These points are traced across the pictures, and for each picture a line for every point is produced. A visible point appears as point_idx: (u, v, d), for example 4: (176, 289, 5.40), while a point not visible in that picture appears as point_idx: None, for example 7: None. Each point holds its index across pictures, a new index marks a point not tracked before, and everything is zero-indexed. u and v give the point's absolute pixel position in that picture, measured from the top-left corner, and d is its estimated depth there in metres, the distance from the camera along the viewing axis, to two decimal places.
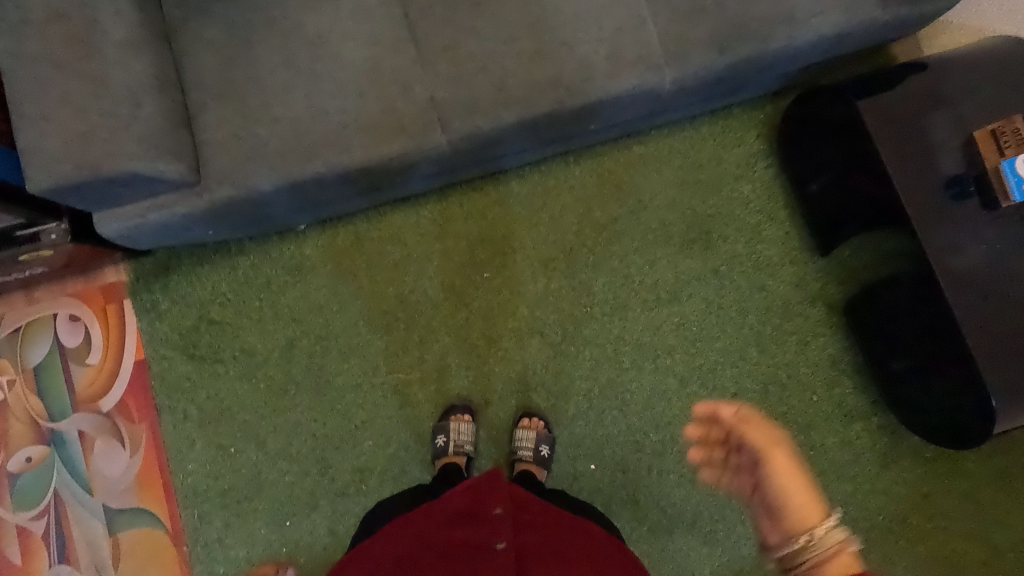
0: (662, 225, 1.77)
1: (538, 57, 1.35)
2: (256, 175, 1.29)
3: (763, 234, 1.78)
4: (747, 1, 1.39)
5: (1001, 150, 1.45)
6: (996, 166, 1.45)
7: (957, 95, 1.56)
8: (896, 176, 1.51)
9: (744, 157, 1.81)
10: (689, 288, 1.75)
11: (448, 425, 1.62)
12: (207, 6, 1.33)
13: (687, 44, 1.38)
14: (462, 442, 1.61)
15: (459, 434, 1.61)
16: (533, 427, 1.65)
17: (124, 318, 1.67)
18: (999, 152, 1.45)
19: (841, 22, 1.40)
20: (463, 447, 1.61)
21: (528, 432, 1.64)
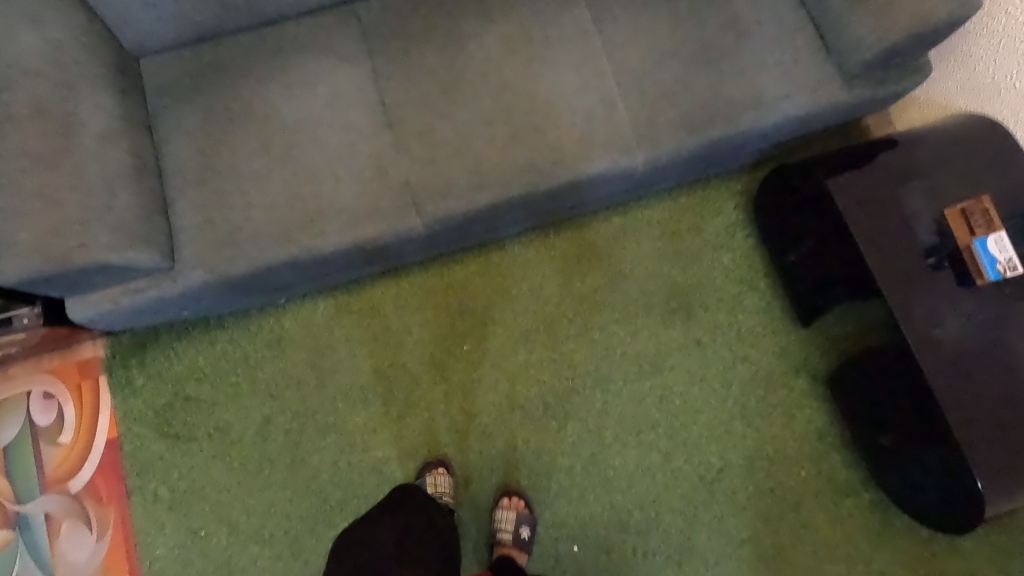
0: (644, 295, 1.77)
1: (511, 142, 1.38)
2: (230, 260, 1.30)
3: (745, 303, 1.77)
4: (714, 86, 1.43)
5: (972, 230, 1.48)
6: (968, 245, 1.47)
7: (926, 169, 1.59)
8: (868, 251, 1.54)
9: (723, 226, 1.82)
10: (672, 359, 1.73)
11: (425, 479, 1.59)
12: (188, 95, 1.37)
13: (657, 127, 1.41)
14: (440, 494, 1.58)
15: (436, 486, 1.58)
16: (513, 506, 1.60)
17: (98, 396, 1.65)
18: (970, 232, 1.48)
19: (807, 104, 1.44)
20: (441, 498, 1.58)
21: (507, 512, 1.59)
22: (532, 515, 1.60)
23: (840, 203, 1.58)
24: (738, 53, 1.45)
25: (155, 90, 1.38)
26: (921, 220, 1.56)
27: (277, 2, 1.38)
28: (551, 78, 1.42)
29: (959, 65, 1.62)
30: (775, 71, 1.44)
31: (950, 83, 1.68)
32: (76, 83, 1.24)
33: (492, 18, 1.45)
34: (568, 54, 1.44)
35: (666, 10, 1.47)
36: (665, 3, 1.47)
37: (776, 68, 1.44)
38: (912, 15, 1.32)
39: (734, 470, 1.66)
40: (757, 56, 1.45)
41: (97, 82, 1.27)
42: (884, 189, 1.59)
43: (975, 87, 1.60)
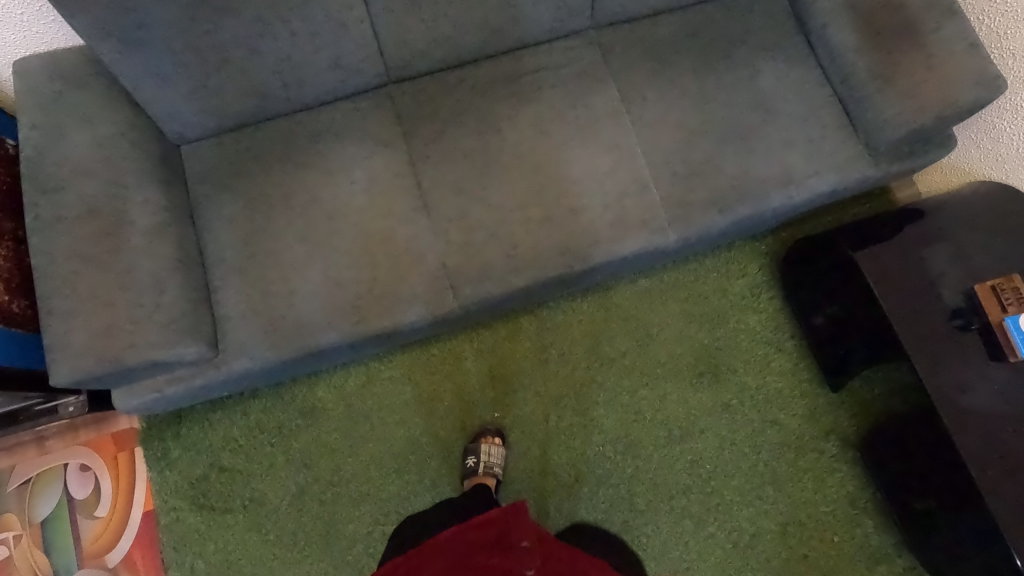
0: (672, 359, 1.79)
1: (545, 224, 1.41)
2: (273, 348, 1.32)
3: (772, 366, 1.78)
4: (744, 164, 1.45)
5: (1004, 307, 1.50)
6: (1000, 322, 1.49)
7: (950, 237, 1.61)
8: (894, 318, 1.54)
9: (748, 288, 1.84)
10: (702, 422, 1.74)
11: (479, 447, 1.66)
12: (230, 182, 1.40)
13: (689, 207, 1.44)
14: (492, 464, 1.64)
15: (489, 456, 1.65)
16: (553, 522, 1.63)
17: (133, 468, 1.67)
18: (1002, 308, 1.50)
19: (837, 181, 1.46)
20: (493, 469, 1.64)
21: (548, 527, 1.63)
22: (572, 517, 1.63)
23: (867, 274, 1.59)
24: (767, 130, 1.47)
25: (197, 178, 1.41)
26: (947, 288, 1.57)
27: (316, 90, 1.41)
28: (583, 159, 1.45)
29: (981, 134, 1.64)
30: (805, 148, 1.47)
31: (975, 151, 1.70)
32: (125, 180, 1.27)
33: (524, 99, 1.48)
34: (599, 134, 1.47)
35: (694, 88, 1.50)
36: (693, 82, 1.50)
37: (805, 145, 1.47)
38: (939, 99, 1.36)
39: (766, 536, 1.66)
40: (785, 133, 1.47)
41: (143, 176, 1.30)
42: (908, 257, 1.61)
43: (998, 157, 1.62)
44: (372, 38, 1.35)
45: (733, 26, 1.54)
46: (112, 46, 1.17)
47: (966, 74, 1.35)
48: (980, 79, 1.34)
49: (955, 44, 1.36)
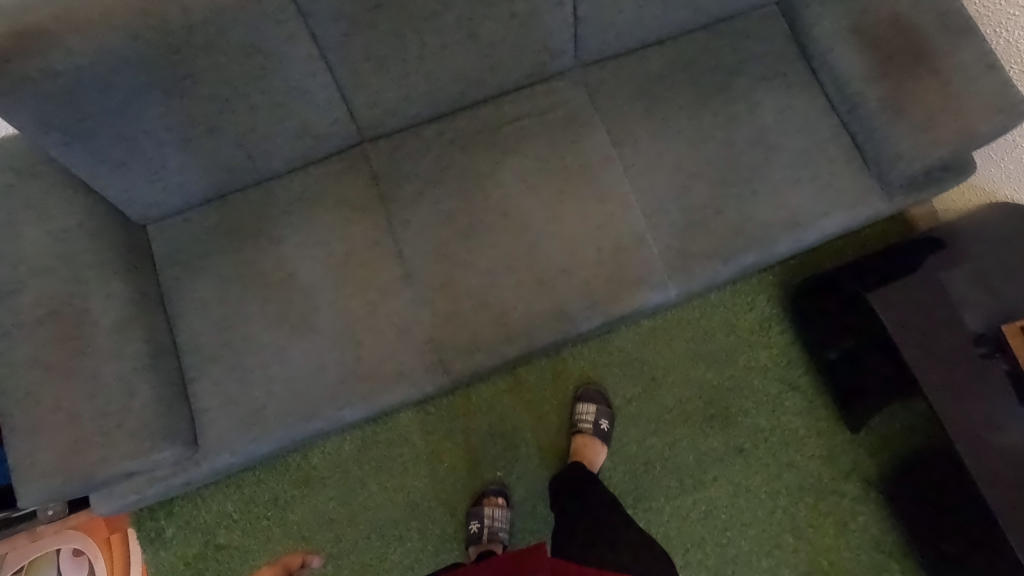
0: (680, 403, 1.70)
1: (537, 287, 1.31)
2: (255, 440, 1.24)
3: (786, 405, 1.70)
4: (746, 209, 1.35)
5: None
6: None
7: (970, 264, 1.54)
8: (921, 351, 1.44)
9: (757, 323, 1.74)
10: (715, 469, 1.66)
11: (482, 511, 1.59)
12: (199, 262, 1.32)
13: (689, 258, 1.34)
14: (496, 529, 1.57)
15: (493, 520, 1.58)
16: (585, 394, 1.68)
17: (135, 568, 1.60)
18: None
19: (847, 222, 1.36)
20: (498, 534, 1.57)
21: (581, 402, 1.67)
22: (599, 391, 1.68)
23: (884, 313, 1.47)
24: (770, 168, 1.37)
25: (165, 260, 1.33)
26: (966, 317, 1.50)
27: (284, 158, 1.32)
28: (574, 213, 1.35)
29: (1003, 153, 1.51)
30: (812, 187, 1.36)
31: (996, 169, 1.57)
32: (86, 275, 1.19)
33: (508, 150, 1.38)
34: (589, 184, 1.37)
35: (690, 127, 1.40)
36: (688, 120, 1.40)
37: (812, 183, 1.36)
38: (957, 130, 1.25)
39: None
40: (790, 170, 1.37)
41: (105, 268, 1.22)
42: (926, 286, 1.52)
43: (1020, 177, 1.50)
44: (339, 101, 1.26)
45: (727, 56, 1.43)
46: (57, 139, 1.08)
47: (985, 101, 1.23)
48: (1002, 105, 1.23)
49: (972, 68, 1.24)
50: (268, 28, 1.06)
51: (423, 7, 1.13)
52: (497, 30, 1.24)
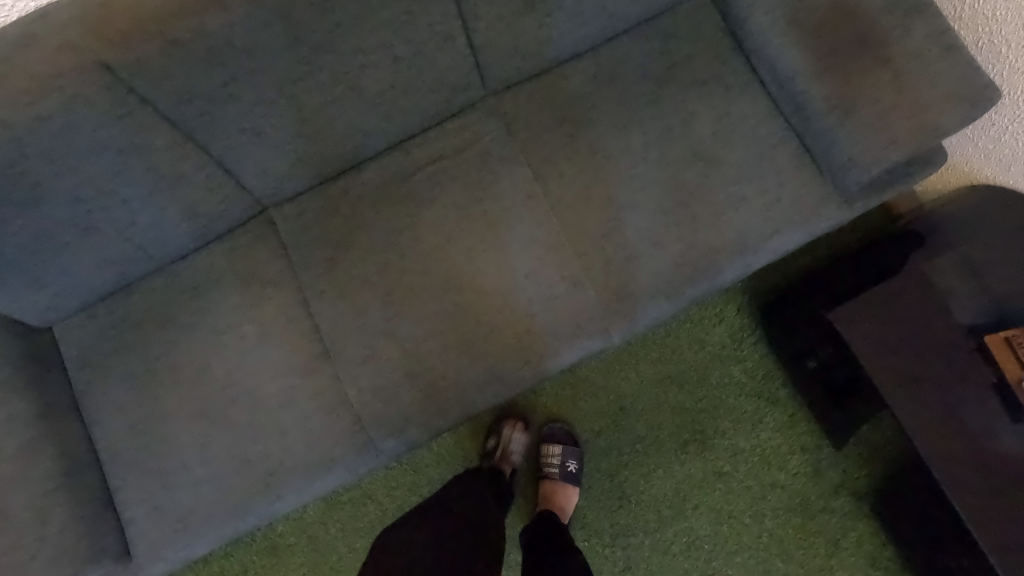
0: (652, 431, 1.61)
1: (466, 349, 1.21)
2: (187, 545, 1.19)
3: (765, 421, 1.59)
4: (687, 236, 1.22)
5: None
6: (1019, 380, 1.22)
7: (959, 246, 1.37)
8: (891, 351, 1.30)
9: (727, 336, 1.62)
10: (694, 497, 1.58)
11: None
12: (108, 362, 1.24)
13: (629, 298, 1.22)
14: None
15: None
16: (550, 433, 1.60)
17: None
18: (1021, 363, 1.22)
19: (802, 238, 1.22)
20: None
21: (546, 442, 1.59)
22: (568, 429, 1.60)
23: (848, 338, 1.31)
24: (711, 187, 1.23)
25: (73, 362, 1.25)
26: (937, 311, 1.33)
27: (180, 241, 1.22)
28: (499, 263, 1.24)
29: (980, 132, 1.35)
30: (761, 202, 1.22)
31: (974, 148, 1.41)
32: None
33: (421, 200, 1.26)
34: (512, 228, 1.25)
35: (619, 149, 1.26)
36: (616, 141, 1.26)
37: (759, 198, 1.22)
38: (916, 127, 1.09)
39: None
40: (734, 187, 1.23)
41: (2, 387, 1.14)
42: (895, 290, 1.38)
43: (1000, 158, 1.34)
44: (223, 177, 1.15)
45: (655, 61, 1.27)
46: None
47: (945, 89, 1.08)
48: (966, 94, 1.07)
49: (927, 52, 1.08)
50: (111, 124, 0.95)
51: (288, 70, 1.01)
52: (382, 77, 1.11)
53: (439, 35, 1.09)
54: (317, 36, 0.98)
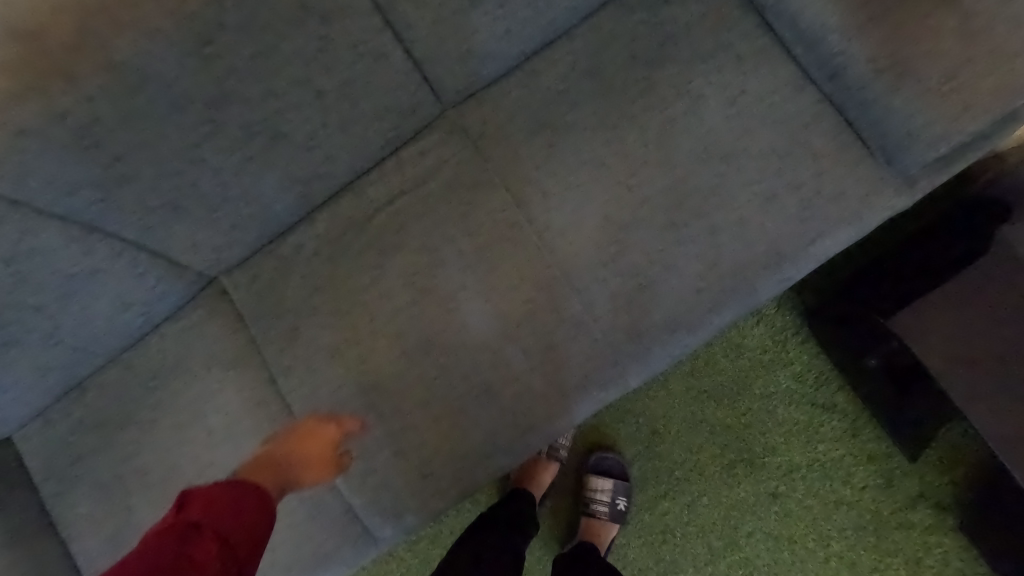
0: (692, 455, 1.42)
1: (459, 419, 1.04)
2: None
3: (823, 431, 1.39)
4: (708, 252, 1.00)
5: None
6: None
7: None
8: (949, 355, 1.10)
9: (768, 340, 1.40)
10: (747, 524, 1.40)
11: None
12: (74, 472, 1.12)
13: (645, 335, 1.02)
14: None
15: None
16: (599, 464, 1.43)
17: (222, 556, 0.76)
18: None
19: (851, 238, 0.99)
20: None
21: (593, 474, 1.42)
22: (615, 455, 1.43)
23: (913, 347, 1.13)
24: (732, 189, 1.00)
25: (39, 475, 1.14)
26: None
27: (123, 332, 1.07)
28: (486, 312, 1.04)
29: None
30: (797, 201, 0.98)
31: None
32: None
33: (386, 246, 1.07)
34: (496, 267, 1.05)
35: (613, 155, 1.03)
36: (609, 145, 1.03)
37: (793, 195, 0.98)
38: (993, 85, 0.84)
39: None
40: (760, 185, 0.99)
41: None
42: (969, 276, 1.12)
43: None
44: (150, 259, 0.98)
45: (644, 38, 1.03)
46: None
47: None
48: None
49: None
50: None
51: (186, 132, 0.82)
52: (312, 115, 0.90)
53: (368, 55, 0.89)
54: (210, 84, 0.80)
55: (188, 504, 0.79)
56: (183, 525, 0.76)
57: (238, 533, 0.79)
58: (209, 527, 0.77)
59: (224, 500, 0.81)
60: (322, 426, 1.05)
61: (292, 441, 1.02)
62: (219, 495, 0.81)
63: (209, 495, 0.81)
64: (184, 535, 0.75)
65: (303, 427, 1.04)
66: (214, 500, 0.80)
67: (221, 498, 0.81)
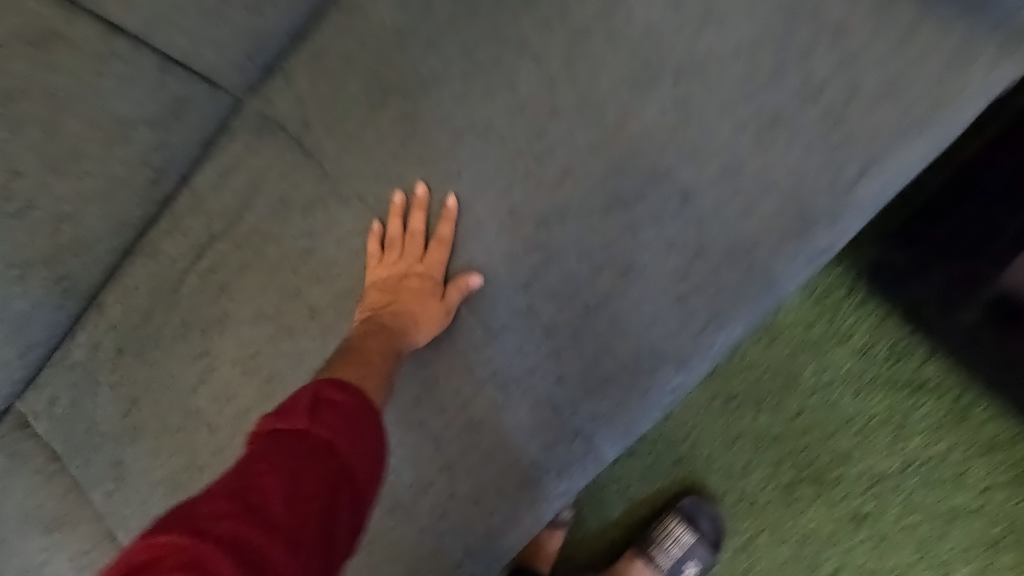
0: (736, 484, 1.05)
1: (363, 555, 0.70)
2: None
3: (911, 421, 0.99)
4: (682, 235, 0.61)
5: None
6: None
7: None
8: None
9: (810, 311, 1.02)
10: (831, 564, 1.02)
11: None
12: None
13: (607, 384, 0.64)
14: None
15: None
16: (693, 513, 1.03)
17: (345, 489, 0.48)
18: None
19: (926, 159, 0.57)
20: None
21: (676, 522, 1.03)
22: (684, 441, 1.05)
23: None
24: (702, 123, 0.60)
25: None
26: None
27: None
28: None
29: None
30: (815, 119, 0.57)
31: None
32: None
33: (215, 322, 0.74)
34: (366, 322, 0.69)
35: (500, 113, 0.64)
36: (492, 98, 0.64)
37: (806, 111, 0.58)
38: None
39: None
40: (748, 106, 0.59)
41: None
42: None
43: None
44: None
45: None
46: None
47: None
48: None
49: None
50: None
51: None
52: (0, 142, 0.67)
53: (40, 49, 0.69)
54: None
55: (311, 404, 0.51)
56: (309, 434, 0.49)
57: (366, 462, 0.51)
58: (335, 449, 0.49)
59: (353, 412, 0.52)
60: (429, 253, 0.67)
61: (387, 295, 0.66)
62: (363, 412, 0.53)
63: (338, 400, 0.52)
64: (311, 453, 0.47)
65: (388, 266, 0.67)
66: (342, 410, 0.52)
67: (351, 409, 0.52)
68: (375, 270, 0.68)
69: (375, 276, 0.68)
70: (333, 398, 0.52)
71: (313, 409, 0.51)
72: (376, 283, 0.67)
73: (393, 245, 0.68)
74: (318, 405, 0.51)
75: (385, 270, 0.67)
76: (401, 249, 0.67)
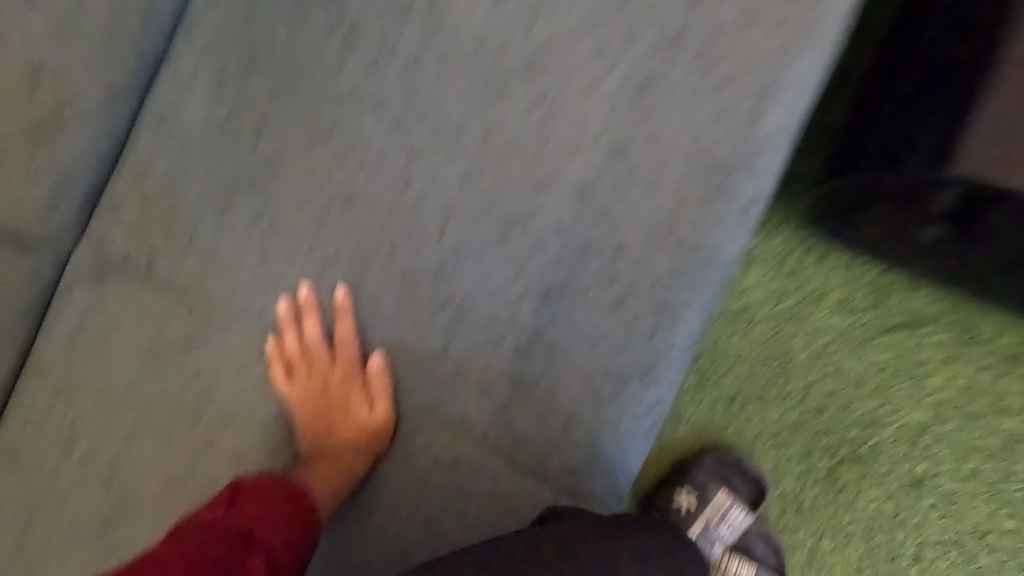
0: (775, 492, 0.92)
1: None
2: None
3: (923, 360, 0.90)
4: (593, 234, 0.53)
5: None
6: None
7: None
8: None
9: (777, 282, 0.92)
10: (907, 545, 0.89)
11: None
12: None
13: (571, 428, 0.53)
14: None
15: None
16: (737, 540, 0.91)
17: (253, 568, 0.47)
18: None
19: (816, 75, 0.51)
20: None
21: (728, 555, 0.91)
22: (720, 460, 0.91)
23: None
24: (571, 112, 0.53)
25: None
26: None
27: None
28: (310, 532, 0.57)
29: None
30: (682, 70, 0.52)
31: None
32: None
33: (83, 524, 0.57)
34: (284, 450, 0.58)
35: (357, 173, 0.57)
36: (343, 160, 0.57)
37: (673, 65, 0.52)
38: None
39: None
40: (613, 77, 0.52)
41: None
42: None
43: None
44: None
45: None
46: None
47: None
48: None
49: None
50: None
51: None
52: None
53: None
54: None
55: (232, 494, 0.51)
56: (225, 520, 0.49)
57: (293, 544, 0.50)
58: (249, 530, 0.48)
59: (274, 496, 0.51)
60: (341, 362, 0.58)
61: (318, 416, 0.59)
62: (286, 498, 0.51)
63: (260, 490, 0.51)
64: (218, 538, 0.47)
65: (304, 386, 0.59)
66: (260, 496, 0.51)
67: (272, 496, 0.51)
68: (291, 396, 0.59)
69: (294, 402, 0.59)
70: (253, 488, 0.52)
71: (231, 501, 0.51)
72: (294, 409, 0.59)
73: (298, 363, 0.59)
74: (237, 497, 0.51)
75: (303, 392, 0.59)
76: (310, 363, 0.59)
